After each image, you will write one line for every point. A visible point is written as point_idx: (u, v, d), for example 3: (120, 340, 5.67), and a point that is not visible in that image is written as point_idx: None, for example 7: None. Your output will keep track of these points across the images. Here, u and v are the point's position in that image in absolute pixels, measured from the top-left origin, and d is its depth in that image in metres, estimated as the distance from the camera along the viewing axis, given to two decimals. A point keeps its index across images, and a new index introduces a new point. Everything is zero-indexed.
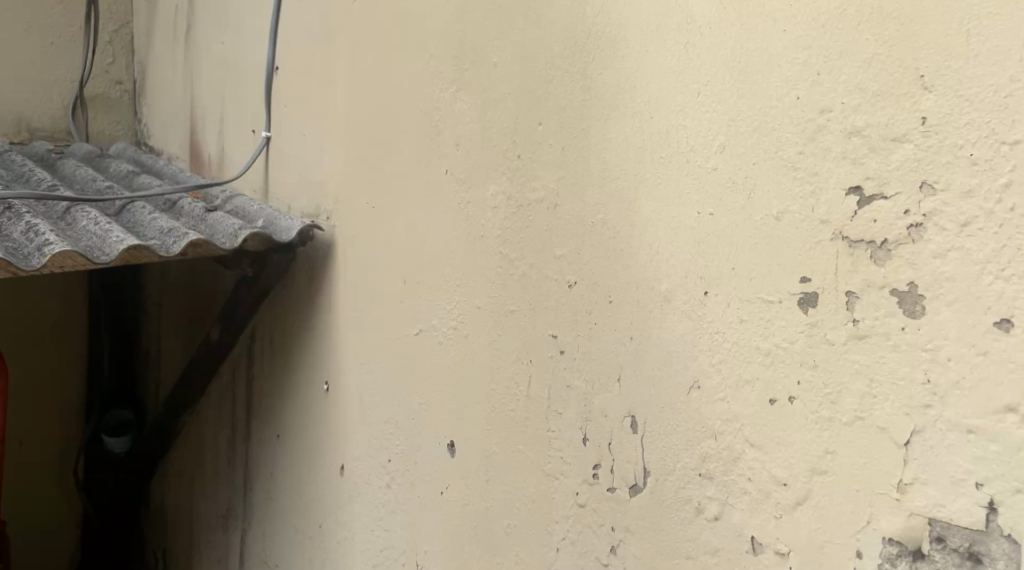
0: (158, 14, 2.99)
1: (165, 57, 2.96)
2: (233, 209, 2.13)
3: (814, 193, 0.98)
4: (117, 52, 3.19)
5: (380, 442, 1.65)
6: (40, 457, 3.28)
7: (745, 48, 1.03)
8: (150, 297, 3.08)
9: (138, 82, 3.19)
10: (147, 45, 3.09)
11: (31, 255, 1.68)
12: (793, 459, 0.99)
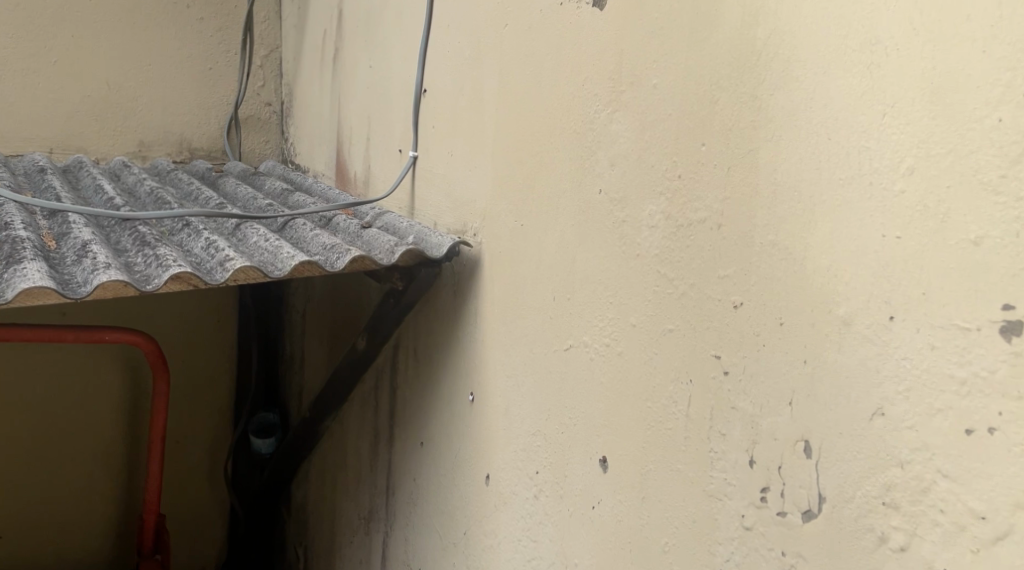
0: (307, 39, 3.11)
1: (314, 79, 3.08)
2: (386, 226, 2.21)
3: (1018, 218, 0.95)
4: (268, 76, 3.32)
5: (529, 453, 1.66)
6: (195, 457, 3.46)
7: (938, 68, 1.01)
8: (295, 307, 3.20)
9: (286, 103, 3.31)
10: (296, 68, 3.22)
11: (215, 270, 1.79)
12: (994, 492, 0.96)
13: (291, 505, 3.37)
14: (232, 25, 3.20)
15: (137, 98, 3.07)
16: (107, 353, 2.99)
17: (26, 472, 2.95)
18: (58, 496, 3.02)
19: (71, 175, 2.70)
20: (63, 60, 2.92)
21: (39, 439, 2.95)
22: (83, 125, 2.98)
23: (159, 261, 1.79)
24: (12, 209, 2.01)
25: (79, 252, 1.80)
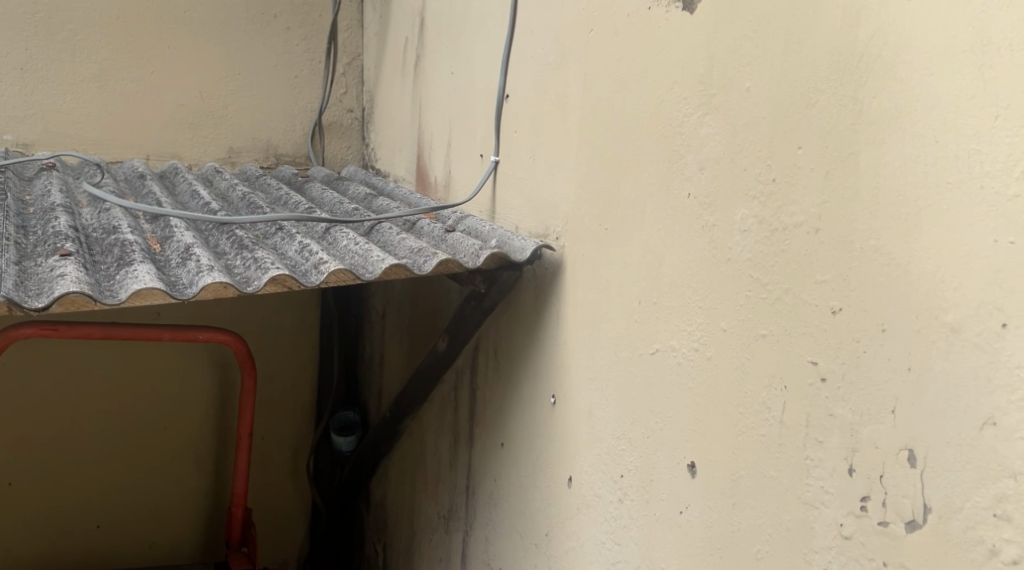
0: (389, 46, 3.15)
1: (395, 86, 3.13)
2: (469, 230, 2.24)
3: None
4: (350, 83, 3.36)
5: (613, 457, 1.66)
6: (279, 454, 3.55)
7: None
8: (376, 309, 3.25)
9: (367, 109, 3.35)
10: (378, 75, 3.26)
11: (310, 272, 1.84)
12: None
13: (369, 503, 3.42)
14: (316, 33, 3.26)
15: (227, 106, 3.15)
16: (198, 353, 3.08)
17: (121, 467, 3.06)
18: (152, 490, 3.12)
19: (167, 180, 2.79)
20: (158, 70, 3.03)
21: (134, 434, 3.05)
22: (177, 132, 3.09)
23: (257, 263, 1.85)
24: (119, 214, 2.11)
25: (182, 255, 1.88)
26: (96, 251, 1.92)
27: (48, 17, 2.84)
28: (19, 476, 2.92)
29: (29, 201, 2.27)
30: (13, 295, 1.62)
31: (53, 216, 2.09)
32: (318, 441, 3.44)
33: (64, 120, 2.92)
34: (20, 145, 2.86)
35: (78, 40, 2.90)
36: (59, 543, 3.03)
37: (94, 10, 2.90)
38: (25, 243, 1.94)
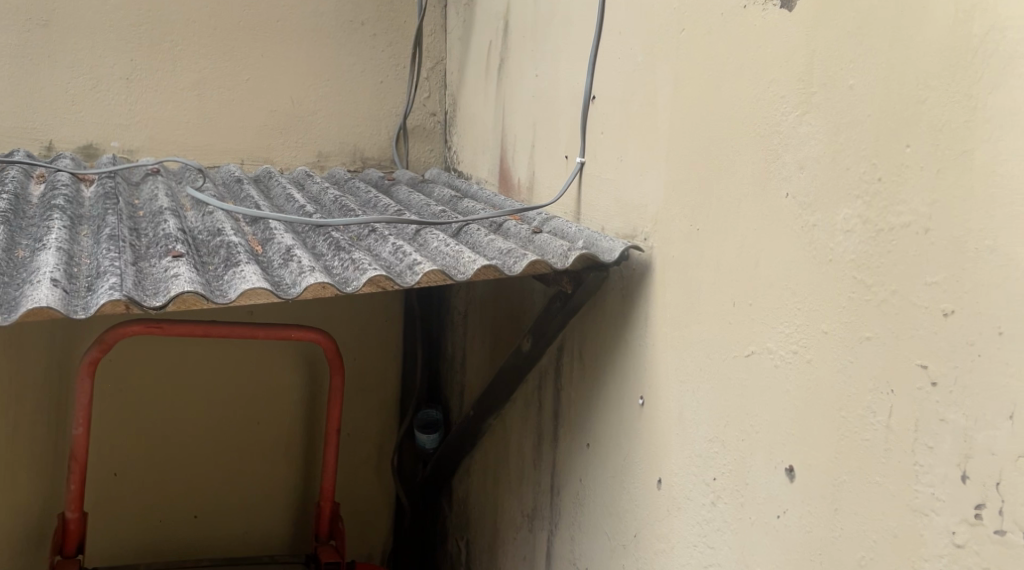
0: (473, 50, 3.17)
1: (478, 89, 3.15)
2: (556, 231, 2.26)
3: None
4: (433, 87, 3.40)
5: (705, 460, 1.65)
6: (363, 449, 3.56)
7: None
8: (458, 309, 3.29)
9: (450, 112, 3.38)
10: (461, 78, 3.29)
11: (405, 272, 1.93)
12: None
13: (451, 499, 3.44)
14: (401, 39, 3.30)
15: (316, 112, 3.21)
16: (290, 350, 3.17)
17: (216, 461, 3.14)
18: (245, 484, 3.20)
19: (262, 184, 2.87)
20: (252, 78, 3.11)
21: (227, 427, 3.13)
22: (270, 138, 3.16)
23: (355, 264, 1.96)
24: (222, 217, 2.24)
25: (284, 256, 2.00)
26: (204, 252, 2.04)
27: (151, 29, 2.96)
28: (122, 469, 3.01)
29: (138, 205, 2.37)
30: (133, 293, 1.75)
31: (161, 219, 2.20)
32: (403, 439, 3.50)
33: (166, 127, 3.01)
34: (125, 151, 2.96)
35: (179, 51, 3.00)
36: (158, 536, 3.11)
37: (193, 23, 3.01)
38: (139, 245, 2.06)
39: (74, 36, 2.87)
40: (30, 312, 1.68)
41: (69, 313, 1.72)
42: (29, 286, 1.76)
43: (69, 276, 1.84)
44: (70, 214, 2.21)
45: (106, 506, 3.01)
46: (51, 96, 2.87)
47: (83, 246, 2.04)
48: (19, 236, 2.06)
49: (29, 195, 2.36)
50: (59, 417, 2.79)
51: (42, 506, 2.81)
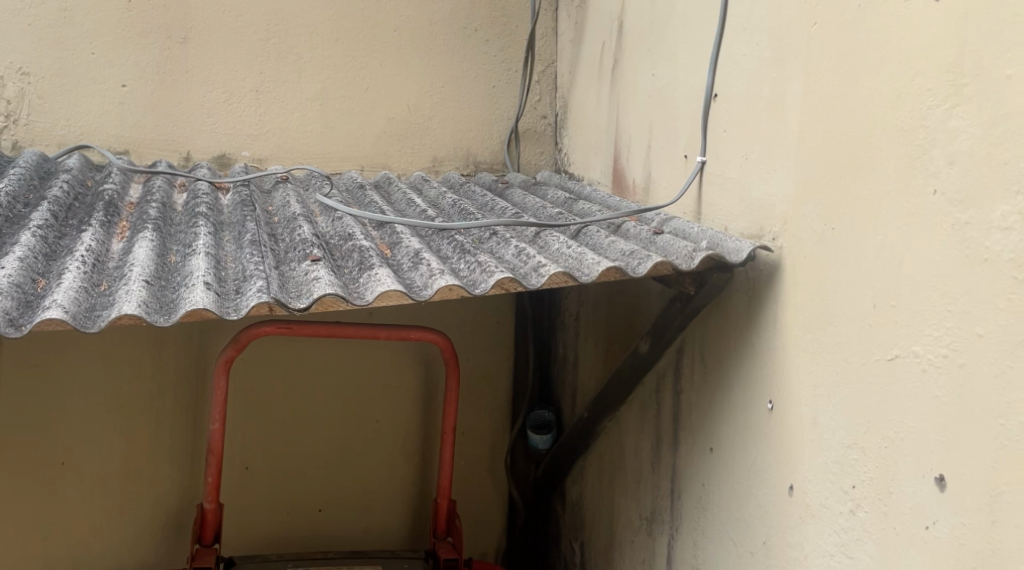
0: (585, 51, 3.16)
1: (591, 91, 3.13)
2: (677, 231, 2.24)
3: None
4: (544, 90, 3.39)
5: (842, 466, 1.67)
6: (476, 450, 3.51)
7: None
8: (569, 310, 3.29)
9: (561, 115, 3.37)
10: (572, 80, 3.28)
11: (531, 275, 2.00)
12: None
13: (564, 500, 3.44)
14: (514, 43, 3.32)
15: (432, 118, 3.25)
16: (410, 351, 3.24)
17: (340, 456, 3.22)
18: (367, 481, 3.26)
19: (382, 190, 2.93)
20: (372, 87, 3.18)
21: (350, 423, 3.21)
22: (388, 144, 3.21)
23: (481, 267, 2.07)
24: (351, 222, 2.33)
25: (414, 260, 2.11)
26: (338, 257, 2.15)
27: (278, 43, 3.06)
28: (252, 462, 3.12)
29: (272, 212, 2.47)
30: (280, 296, 1.88)
31: (297, 225, 2.30)
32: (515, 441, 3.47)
33: (291, 136, 3.11)
34: (255, 160, 3.07)
35: (303, 63, 3.09)
36: (285, 529, 3.19)
37: (316, 36, 3.10)
38: (278, 250, 2.17)
39: (210, 52, 2.99)
40: (189, 314, 1.82)
41: (223, 314, 1.86)
42: (185, 290, 1.91)
43: (218, 280, 1.97)
44: (213, 220, 2.31)
45: (238, 499, 3.12)
46: (187, 109, 3.00)
47: (227, 251, 2.16)
48: (169, 242, 2.18)
49: (174, 203, 2.47)
50: (197, 414, 2.92)
51: (180, 498, 2.93)
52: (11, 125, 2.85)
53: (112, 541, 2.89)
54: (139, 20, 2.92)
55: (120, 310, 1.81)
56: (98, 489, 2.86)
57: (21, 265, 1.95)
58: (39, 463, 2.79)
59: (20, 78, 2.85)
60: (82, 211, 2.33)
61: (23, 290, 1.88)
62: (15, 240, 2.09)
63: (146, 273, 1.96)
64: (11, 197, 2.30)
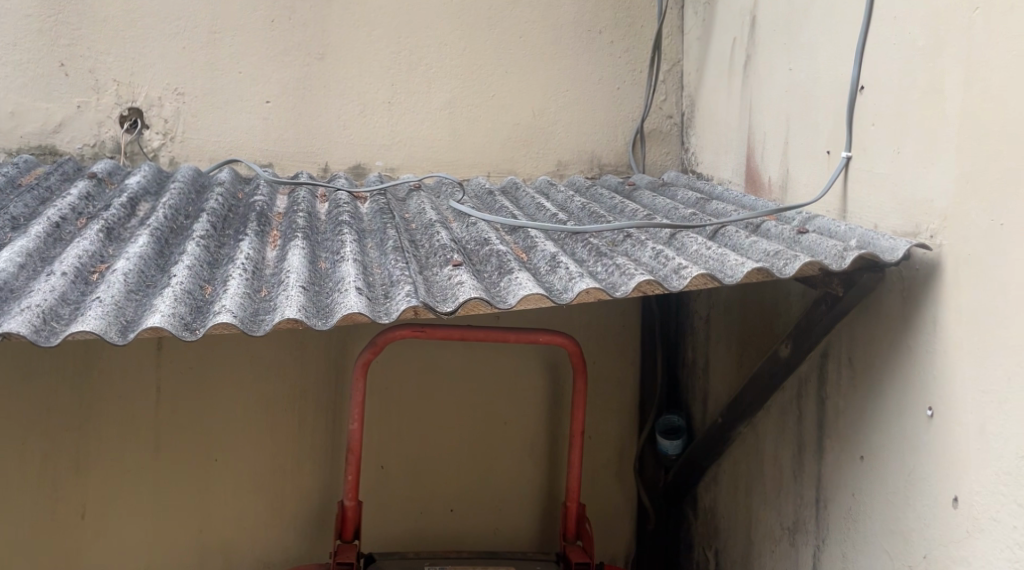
0: (714, 49, 3.08)
1: (720, 88, 3.04)
2: (821, 229, 2.16)
3: None
4: (670, 89, 3.31)
5: (1016, 479, 1.70)
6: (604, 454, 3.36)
7: None
8: (699, 312, 3.17)
9: (688, 115, 3.28)
10: (700, 78, 3.19)
11: (671, 277, 2.01)
12: None
13: (697, 506, 3.23)
14: (640, 45, 3.26)
15: (558, 122, 3.23)
16: (541, 353, 3.24)
17: (474, 457, 3.23)
18: (499, 483, 3.26)
19: (510, 195, 2.93)
20: (499, 94, 3.18)
21: (484, 425, 3.23)
22: (514, 150, 3.21)
23: (620, 269, 2.07)
24: (484, 227, 2.35)
25: (551, 263, 2.12)
26: (477, 262, 2.18)
27: (407, 54, 3.10)
28: (388, 461, 3.17)
29: (410, 219, 2.50)
30: (427, 300, 1.94)
31: (434, 231, 2.33)
32: (644, 442, 3.29)
33: (422, 145, 3.14)
34: (388, 169, 3.12)
35: (432, 73, 3.13)
36: (421, 528, 3.21)
37: (445, 45, 3.13)
38: (420, 255, 2.22)
39: (345, 66, 3.07)
40: (344, 318, 1.89)
41: (375, 317, 1.91)
42: (340, 295, 1.98)
43: (367, 285, 2.03)
44: (356, 228, 2.37)
45: (375, 497, 3.17)
46: (325, 123, 3.07)
47: (372, 257, 2.21)
48: (318, 249, 2.24)
49: (317, 212, 2.53)
50: (337, 414, 2.99)
51: (322, 496, 3.00)
52: (168, 143, 2.99)
53: (259, 538, 2.98)
54: (280, 38, 3.02)
55: (283, 314, 1.89)
56: (247, 487, 2.95)
57: (188, 273, 2.05)
58: (195, 460, 2.91)
59: (176, 98, 2.98)
60: (237, 221, 2.42)
61: (194, 297, 1.98)
62: (181, 250, 2.20)
63: (302, 279, 2.04)
64: (174, 209, 2.41)
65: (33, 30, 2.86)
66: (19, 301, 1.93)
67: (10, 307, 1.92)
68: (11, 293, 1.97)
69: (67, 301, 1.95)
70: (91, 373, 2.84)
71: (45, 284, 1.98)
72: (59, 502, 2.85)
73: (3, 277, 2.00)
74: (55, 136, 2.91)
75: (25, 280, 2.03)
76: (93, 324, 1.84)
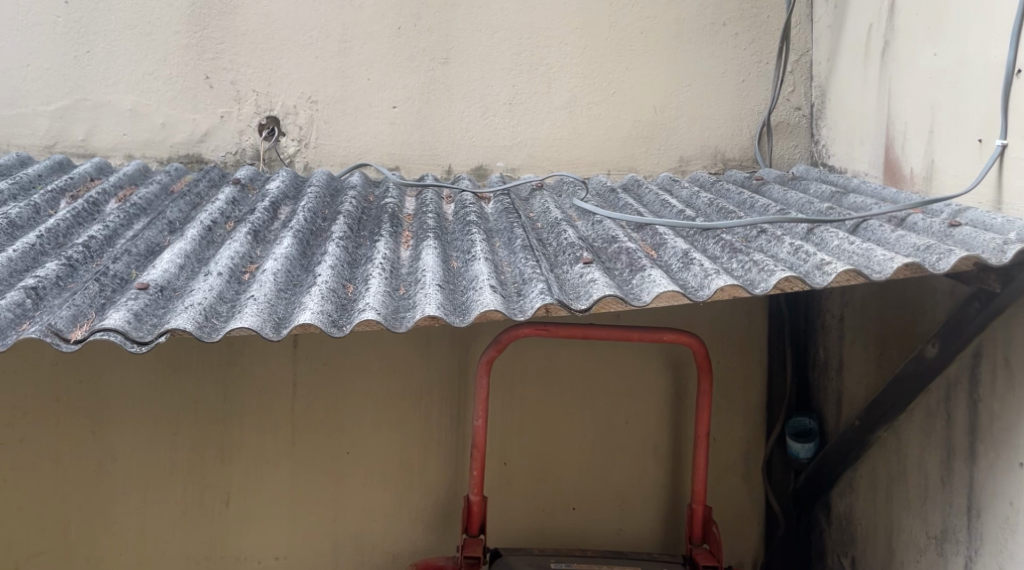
0: (848, 37, 2.93)
1: (854, 76, 2.90)
2: (976, 222, 2.06)
3: None
4: (798, 80, 3.17)
5: None
6: (732, 458, 3.19)
7: None
8: (831, 310, 3.02)
9: (818, 106, 3.13)
10: (831, 69, 3.04)
11: (814, 273, 1.95)
12: None
13: (830, 513, 3.04)
14: (767, 36, 3.14)
15: (679, 118, 3.15)
16: (667, 352, 3.17)
17: (598, 456, 3.18)
18: (624, 483, 3.19)
19: (632, 192, 2.88)
20: (618, 90, 3.13)
21: (609, 424, 3.18)
22: (635, 147, 3.15)
23: (758, 265, 2.01)
24: (611, 224, 2.30)
25: (684, 259, 2.07)
26: (606, 259, 2.14)
27: (530, 55, 3.09)
28: (511, 459, 3.16)
29: (534, 217, 2.49)
30: (562, 298, 1.93)
31: (561, 229, 2.31)
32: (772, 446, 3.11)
33: (542, 145, 3.12)
34: (509, 170, 3.11)
35: (553, 73, 3.11)
36: (542, 524, 3.19)
37: (566, 44, 3.10)
38: (548, 253, 2.20)
39: (468, 69, 3.07)
40: (481, 315, 1.90)
41: (511, 314, 1.92)
42: (475, 292, 1.99)
43: (500, 283, 2.03)
44: (484, 228, 2.36)
45: (498, 492, 3.16)
46: (449, 125, 3.09)
47: (501, 256, 2.20)
48: (449, 249, 2.25)
49: (445, 213, 2.54)
50: (462, 411, 2.99)
51: (447, 491, 3.00)
52: (303, 149, 3.06)
53: (388, 531, 3.00)
54: (407, 43, 3.05)
55: (423, 311, 1.91)
56: (378, 480, 2.99)
57: (331, 272, 2.09)
58: (328, 454, 2.97)
59: (310, 107, 3.05)
60: (371, 222, 2.45)
61: (337, 294, 2.02)
62: (321, 250, 2.24)
63: (438, 277, 2.05)
64: (313, 213, 2.46)
65: (181, 45, 2.98)
66: (181, 300, 2.01)
67: (173, 306, 2.01)
68: (173, 293, 2.06)
69: (224, 299, 2.02)
70: (234, 370, 2.94)
71: (204, 284, 2.06)
72: (207, 492, 2.96)
73: (166, 277, 2.09)
74: (201, 144, 3.02)
75: (184, 280, 2.11)
76: (250, 320, 1.91)
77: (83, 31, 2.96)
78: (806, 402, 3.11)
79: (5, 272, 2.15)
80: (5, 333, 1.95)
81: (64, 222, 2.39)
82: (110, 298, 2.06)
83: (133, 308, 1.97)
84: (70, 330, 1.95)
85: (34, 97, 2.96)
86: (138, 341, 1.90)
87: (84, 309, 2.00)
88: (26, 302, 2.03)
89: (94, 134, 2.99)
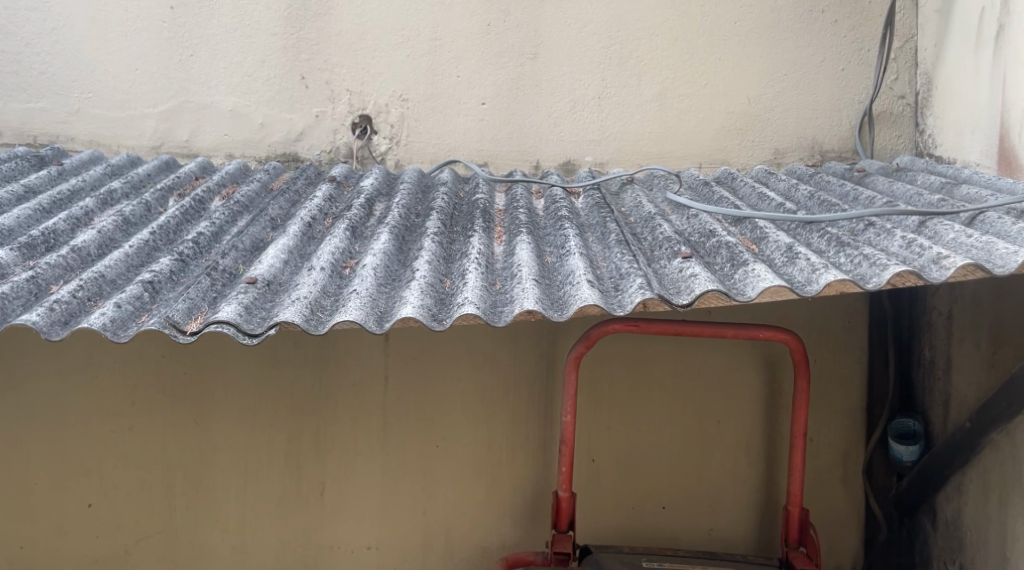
0: (957, 22, 2.78)
1: (963, 62, 2.75)
2: None
3: None
4: (901, 68, 3.01)
5: None
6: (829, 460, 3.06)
7: None
8: (938, 307, 2.88)
9: (924, 94, 2.97)
10: (938, 56, 2.89)
11: (930, 267, 1.86)
12: None
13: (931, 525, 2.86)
14: (869, 23, 3.01)
15: (776, 109, 3.04)
16: (764, 349, 3.07)
17: (692, 454, 3.10)
18: (717, 483, 3.10)
19: (727, 185, 2.79)
20: (711, 82, 3.04)
21: (702, 422, 3.10)
22: (727, 139, 3.05)
23: (868, 259, 1.92)
24: (707, 218, 2.22)
25: (788, 254, 1.99)
26: (704, 254, 2.07)
27: (619, 48, 3.03)
28: (599, 456, 3.10)
29: (628, 212, 2.42)
30: (662, 292, 1.88)
31: (656, 224, 2.24)
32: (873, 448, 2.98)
33: (633, 140, 3.05)
34: (598, 165, 3.04)
35: (644, 65, 3.04)
36: (630, 524, 3.12)
37: (656, 35, 3.03)
38: (644, 248, 2.14)
39: (557, 64, 3.03)
40: (579, 310, 1.86)
41: (610, 309, 1.87)
42: (571, 287, 1.95)
43: (596, 277, 1.98)
44: (577, 223, 2.31)
45: (587, 489, 3.11)
46: (537, 120, 3.04)
47: (595, 251, 2.15)
48: (543, 244, 2.21)
49: (536, 209, 2.50)
50: (551, 407, 2.96)
51: (538, 487, 2.97)
52: (394, 147, 3.05)
53: (478, 525, 2.98)
54: (495, 38, 3.02)
55: (521, 305, 1.88)
56: (470, 474, 2.97)
57: (428, 267, 2.08)
58: (421, 447, 2.97)
59: (401, 104, 3.04)
60: (463, 218, 2.42)
61: (435, 289, 2.00)
62: (418, 246, 2.23)
63: (534, 272, 2.01)
64: (407, 209, 2.45)
65: (280, 47, 3.02)
66: (288, 294, 2.03)
67: (281, 299, 2.02)
68: (280, 287, 2.07)
69: (328, 293, 2.03)
70: (329, 365, 2.96)
71: (309, 277, 2.06)
72: (304, 483, 2.99)
73: (272, 272, 2.10)
74: (296, 143, 3.04)
75: (289, 274, 2.12)
76: (355, 314, 1.91)
77: (187, 35, 3.02)
78: (909, 405, 2.97)
79: (123, 268, 2.21)
80: (127, 326, 2.00)
81: (174, 219, 2.44)
82: (221, 293, 2.08)
83: (243, 302, 1.99)
84: (186, 323, 1.98)
85: (141, 99, 3.03)
86: (249, 333, 1.92)
87: (198, 302, 2.04)
88: (144, 295, 2.08)
89: (197, 134, 3.04)
